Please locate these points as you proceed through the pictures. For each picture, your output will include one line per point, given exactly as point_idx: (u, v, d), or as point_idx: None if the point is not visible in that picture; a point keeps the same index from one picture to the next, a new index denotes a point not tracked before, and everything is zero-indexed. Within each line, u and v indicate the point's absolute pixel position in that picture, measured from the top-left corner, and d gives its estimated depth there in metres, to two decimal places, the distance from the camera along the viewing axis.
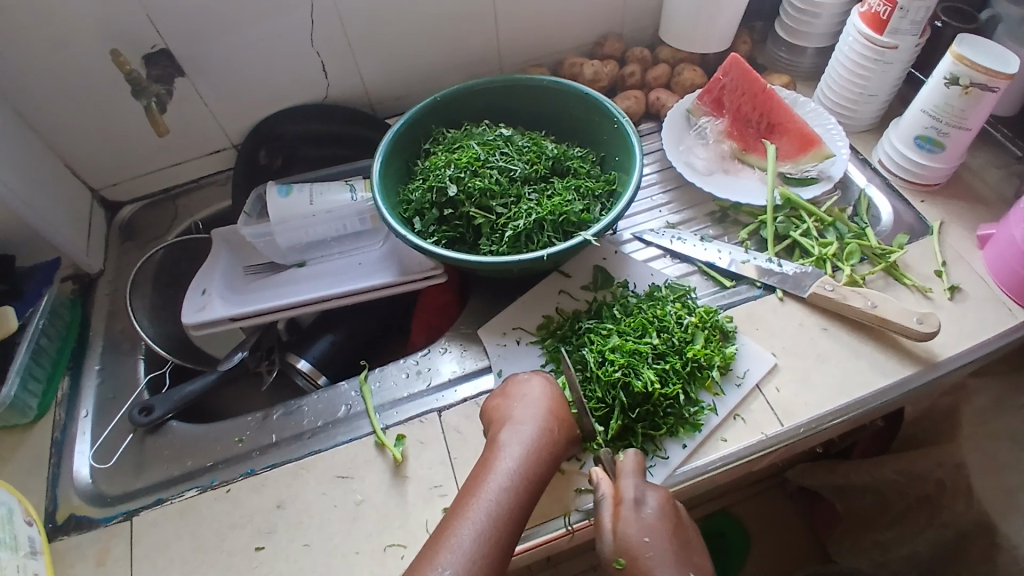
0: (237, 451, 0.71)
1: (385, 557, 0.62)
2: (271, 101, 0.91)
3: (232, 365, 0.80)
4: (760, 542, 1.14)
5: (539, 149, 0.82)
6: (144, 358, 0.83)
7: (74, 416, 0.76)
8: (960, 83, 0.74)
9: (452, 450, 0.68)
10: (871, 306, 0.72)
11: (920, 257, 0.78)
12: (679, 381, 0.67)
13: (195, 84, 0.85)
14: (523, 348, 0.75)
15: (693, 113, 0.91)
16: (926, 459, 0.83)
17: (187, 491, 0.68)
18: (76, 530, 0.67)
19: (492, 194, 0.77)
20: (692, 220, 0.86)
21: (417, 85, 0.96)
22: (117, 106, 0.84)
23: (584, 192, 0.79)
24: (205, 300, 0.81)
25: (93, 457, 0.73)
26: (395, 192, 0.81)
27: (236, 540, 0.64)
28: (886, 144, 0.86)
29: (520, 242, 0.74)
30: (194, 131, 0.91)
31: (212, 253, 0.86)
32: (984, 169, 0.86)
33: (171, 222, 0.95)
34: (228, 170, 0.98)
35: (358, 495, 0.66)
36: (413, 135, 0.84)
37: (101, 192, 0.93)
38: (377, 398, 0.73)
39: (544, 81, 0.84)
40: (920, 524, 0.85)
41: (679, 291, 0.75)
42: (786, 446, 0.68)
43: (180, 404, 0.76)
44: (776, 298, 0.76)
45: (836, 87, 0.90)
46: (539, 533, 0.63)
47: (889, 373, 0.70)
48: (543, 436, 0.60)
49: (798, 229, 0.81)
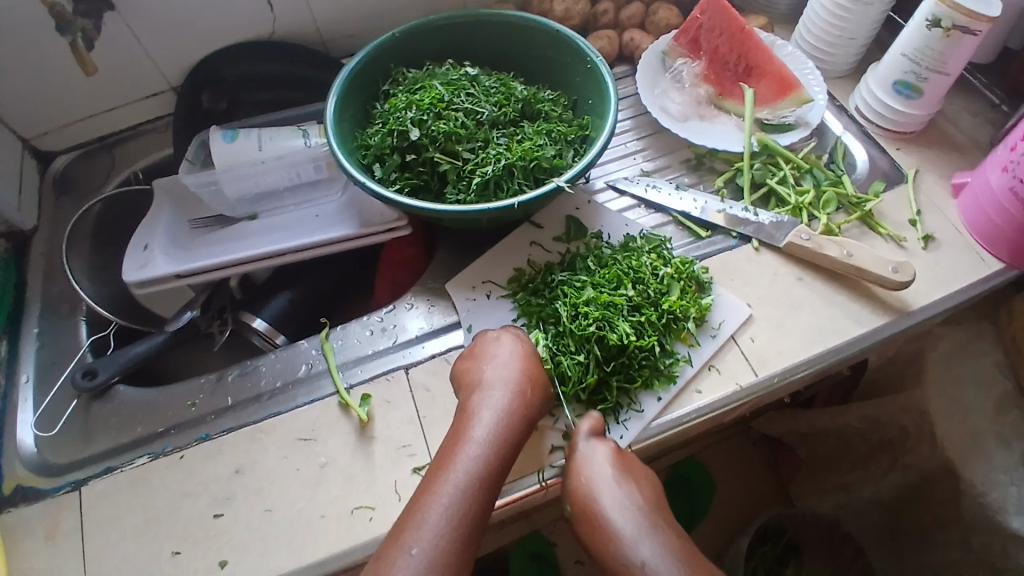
0: (191, 416, 0.67)
1: (352, 520, 0.59)
2: (213, 38, 0.83)
3: (181, 326, 0.76)
4: (725, 488, 1.16)
5: (507, 90, 0.77)
6: (85, 319, 0.78)
7: (14, 381, 0.71)
8: (941, 25, 0.71)
9: (421, 409, 0.65)
10: (847, 255, 0.70)
11: (896, 205, 0.77)
12: (654, 333, 0.65)
13: (127, 19, 0.77)
14: (494, 302, 0.71)
15: (668, 55, 0.87)
16: (890, 405, 0.83)
17: (138, 459, 0.64)
18: (24, 503, 0.62)
19: (458, 138, 0.72)
20: (666, 168, 0.83)
21: (373, 21, 0.89)
22: (39, 44, 0.75)
23: (556, 137, 0.75)
24: (148, 257, 0.75)
25: (36, 425, 0.68)
26: (352, 137, 0.75)
27: (192, 509, 0.61)
28: (863, 90, 0.84)
29: (489, 190, 0.70)
30: (129, 72, 0.82)
31: (154, 206, 0.80)
32: (959, 115, 0.85)
33: (109, 174, 0.87)
34: (170, 116, 0.90)
35: (322, 458, 0.62)
36: (371, 74, 0.78)
37: (32, 141, 0.84)
38: (340, 357, 0.70)
39: (512, 17, 0.78)
40: (883, 468, 0.87)
41: (654, 240, 0.72)
42: (760, 396, 0.67)
43: (126, 366, 0.71)
44: (752, 248, 0.74)
45: (815, 29, 0.86)
46: (514, 490, 0.61)
47: (864, 323, 0.69)
48: (516, 400, 0.57)
49: (774, 177, 0.79)
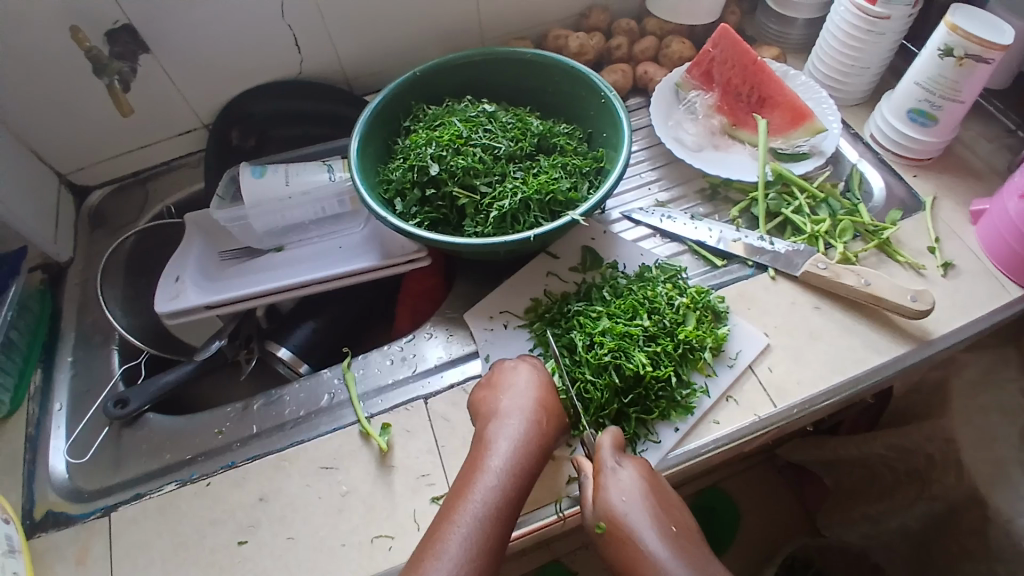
0: (217, 443, 0.69)
1: (373, 549, 0.60)
2: (243, 78, 0.87)
3: (210, 355, 0.77)
4: (749, 517, 1.14)
5: (524, 125, 0.79)
6: (117, 349, 0.80)
7: (48, 409, 0.73)
8: (954, 54, 0.72)
9: (440, 439, 0.66)
10: (864, 284, 0.70)
11: (913, 232, 0.77)
12: (670, 363, 0.65)
13: (161, 61, 0.81)
14: (511, 331, 0.73)
15: (682, 87, 0.88)
16: (915, 433, 0.83)
17: (165, 485, 0.66)
18: (54, 528, 0.64)
19: (476, 172, 0.74)
20: (682, 198, 0.84)
21: (394, 59, 0.93)
22: (79, 86, 0.80)
23: (571, 169, 0.76)
24: (179, 288, 0.78)
25: (68, 452, 0.70)
26: (374, 172, 0.78)
27: (217, 536, 0.62)
28: (878, 118, 0.85)
29: (506, 223, 0.72)
30: (162, 111, 0.86)
31: (185, 239, 0.83)
32: (976, 141, 0.85)
33: (142, 208, 0.91)
34: (200, 152, 0.94)
35: (344, 486, 0.64)
36: (392, 112, 0.81)
37: (69, 177, 0.88)
38: (361, 386, 0.71)
39: (528, 55, 0.81)
40: (909, 498, 0.85)
41: (670, 271, 0.73)
42: (779, 427, 0.67)
43: (156, 395, 0.73)
44: (768, 278, 0.75)
45: (828, 59, 0.88)
46: (532, 520, 0.61)
47: (883, 351, 0.69)
48: (532, 429, 0.58)
49: (790, 206, 0.79)
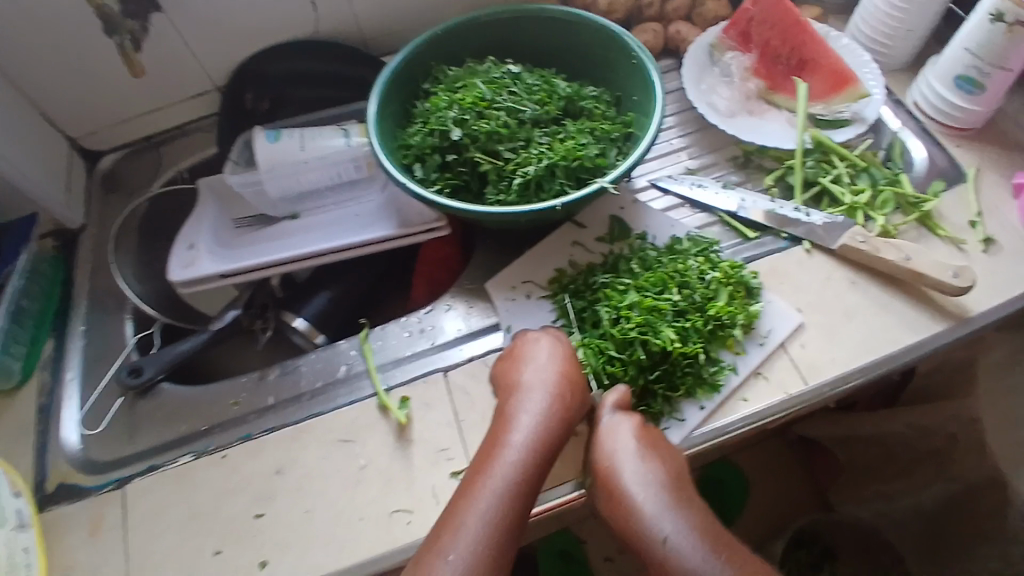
0: (234, 414, 0.67)
1: (391, 523, 0.59)
2: (257, 38, 0.84)
3: (225, 324, 0.76)
4: (762, 493, 1.12)
5: (550, 87, 0.76)
6: (131, 318, 0.79)
7: (60, 378, 0.72)
8: (1004, 19, 0.68)
9: (459, 413, 0.64)
10: (906, 259, 0.67)
11: (956, 205, 0.73)
12: (700, 340, 0.63)
13: (172, 19, 0.78)
14: (534, 302, 0.70)
15: (716, 48, 0.84)
16: (936, 413, 0.80)
17: (181, 457, 0.65)
18: (67, 500, 0.64)
19: (499, 137, 0.71)
20: (713, 166, 0.80)
21: (412, 18, 0.89)
22: (89, 44, 0.77)
23: (599, 135, 0.73)
24: (193, 256, 0.76)
25: (82, 422, 0.69)
26: (393, 136, 0.75)
27: (234, 507, 0.61)
28: (922, 85, 0.80)
29: (530, 190, 0.69)
30: (174, 71, 0.84)
31: (199, 203, 0.81)
32: (1022, 113, 0.80)
33: (154, 173, 0.89)
34: (213, 115, 0.91)
35: (361, 459, 0.62)
36: (412, 73, 0.77)
37: (81, 140, 0.86)
38: (378, 358, 0.69)
39: (556, 13, 0.77)
40: (928, 477, 0.83)
41: (702, 243, 0.70)
42: (810, 406, 0.64)
43: (170, 364, 0.72)
44: (803, 251, 0.71)
45: (871, 20, 0.82)
46: (553, 496, 0.60)
47: (921, 330, 0.66)
48: (556, 403, 0.56)
49: (828, 176, 0.75)
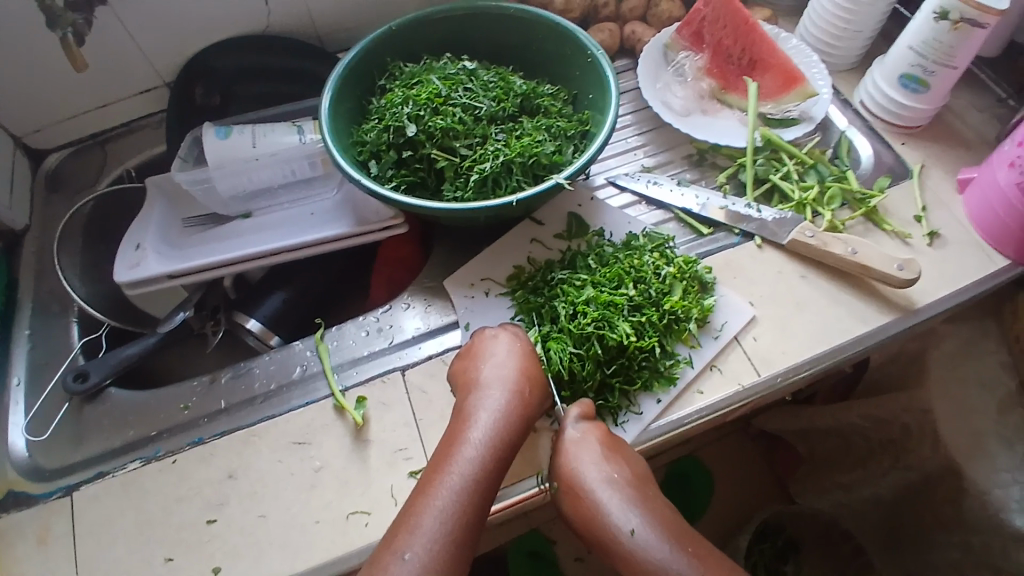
0: (184, 419, 0.65)
1: (347, 525, 0.58)
2: (206, 32, 0.81)
3: (174, 326, 0.74)
4: (725, 485, 1.15)
5: (506, 84, 0.75)
6: (77, 321, 0.77)
7: (5, 384, 0.69)
8: (949, 17, 0.70)
9: (417, 412, 0.64)
10: (852, 253, 0.69)
11: (902, 200, 0.76)
12: (655, 334, 0.64)
13: (117, 12, 0.75)
14: (492, 300, 0.70)
15: (671, 48, 0.85)
16: (891, 404, 0.82)
17: (130, 463, 0.63)
18: (15, 507, 0.61)
19: (455, 133, 0.70)
20: (668, 164, 0.81)
21: (369, 12, 0.87)
22: (26, 38, 0.74)
23: (555, 132, 0.73)
24: (139, 256, 0.74)
25: (28, 429, 0.66)
26: (347, 133, 0.73)
27: (185, 514, 0.59)
28: (869, 84, 0.82)
29: (487, 187, 0.69)
30: (120, 67, 0.81)
31: (147, 202, 0.79)
32: (967, 110, 0.84)
33: (100, 170, 0.86)
34: (163, 112, 0.88)
35: (316, 461, 0.61)
36: (367, 69, 0.76)
37: (24, 138, 0.83)
38: (335, 358, 0.68)
39: (511, 10, 0.77)
40: (884, 467, 0.86)
41: (657, 239, 0.71)
42: (763, 397, 0.66)
43: (118, 368, 0.70)
44: (755, 246, 0.73)
45: (820, 21, 0.85)
46: (513, 493, 0.60)
47: (869, 321, 0.68)
48: (515, 399, 0.56)
49: (778, 173, 0.77)
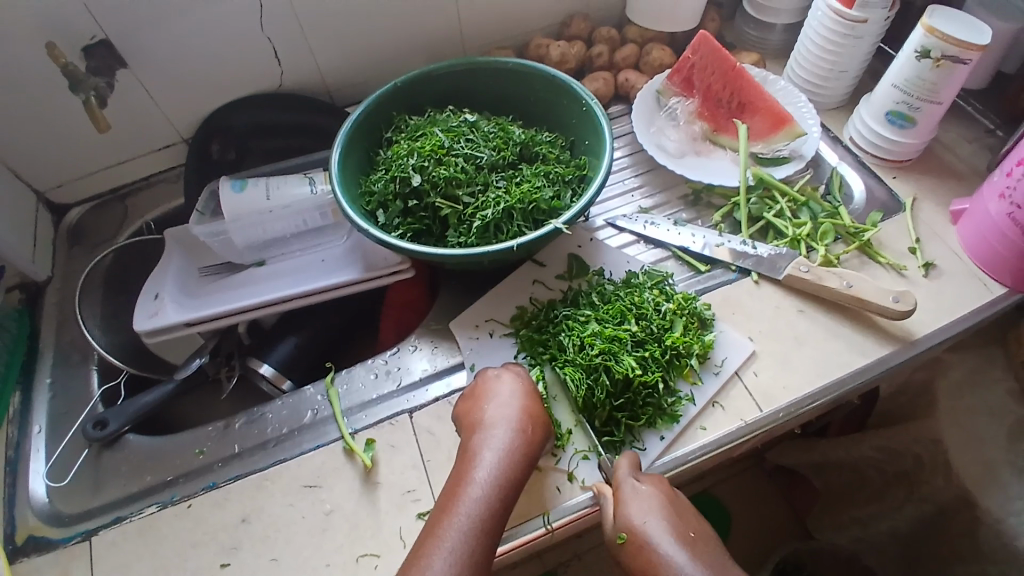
0: (199, 464, 0.67)
1: (357, 568, 0.59)
2: (222, 92, 0.86)
3: (190, 374, 0.77)
4: (742, 522, 1.14)
5: (506, 134, 0.79)
6: (97, 368, 0.79)
7: (27, 432, 0.72)
8: (931, 56, 0.72)
9: (424, 453, 0.65)
10: (847, 286, 0.70)
11: (895, 233, 0.78)
12: (658, 369, 0.65)
13: (139, 76, 0.80)
14: (496, 340, 0.72)
15: (663, 94, 0.88)
16: (903, 434, 0.82)
17: (148, 507, 0.64)
18: (36, 553, 0.63)
19: (458, 182, 0.73)
20: (665, 204, 0.84)
21: (376, 68, 0.92)
22: (54, 102, 0.78)
23: (554, 178, 0.76)
24: (158, 305, 0.77)
25: (48, 475, 0.69)
26: (356, 184, 0.77)
27: (199, 559, 0.61)
28: (857, 120, 0.85)
29: (489, 233, 0.71)
30: (141, 126, 0.86)
31: (164, 254, 0.82)
32: (957, 142, 0.86)
33: (121, 224, 0.90)
34: (180, 166, 0.93)
35: (327, 505, 0.63)
36: (374, 123, 0.80)
37: (47, 194, 0.87)
38: (345, 401, 0.70)
39: (508, 64, 0.81)
40: (900, 499, 0.85)
41: (656, 277, 0.73)
42: (767, 433, 0.67)
43: (137, 416, 0.72)
44: (752, 282, 0.75)
45: (806, 63, 0.88)
46: (520, 534, 0.60)
47: (869, 353, 0.69)
48: (518, 438, 0.57)
49: (771, 210, 0.80)
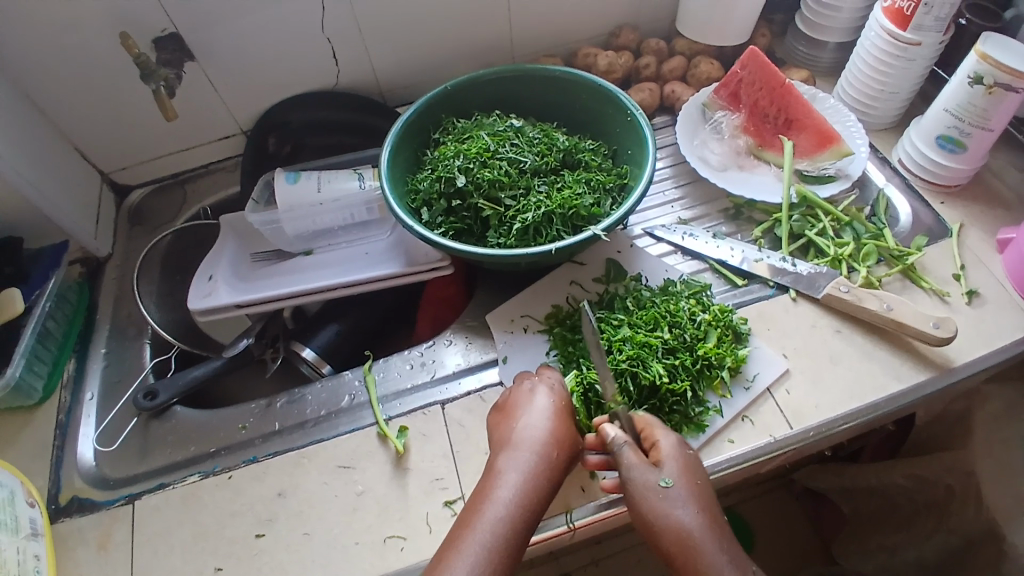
0: (240, 438, 0.71)
1: (385, 549, 0.62)
2: (281, 87, 0.90)
3: (237, 352, 0.80)
4: (765, 542, 1.13)
5: (550, 140, 0.81)
6: (150, 343, 0.83)
7: (80, 398, 0.76)
8: (983, 82, 0.72)
9: (455, 444, 0.67)
10: (887, 309, 0.70)
11: (939, 259, 0.77)
12: (687, 378, 0.66)
13: (205, 69, 0.84)
14: (530, 336, 0.74)
15: (709, 107, 0.89)
16: (936, 464, 0.81)
17: (188, 476, 0.68)
18: (79, 513, 0.67)
19: (501, 185, 0.75)
20: (705, 217, 0.84)
21: (427, 71, 0.95)
22: (125, 89, 0.84)
23: (595, 185, 0.78)
24: (211, 287, 0.81)
25: (96, 440, 0.73)
26: (403, 182, 0.80)
27: (236, 528, 0.64)
28: (906, 144, 0.84)
29: (528, 235, 0.73)
30: (204, 117, 0.90)
31: (219, 239, 0.86)
32: (1007, 170, 0.84)
33: (179, 208, 0.95)
34: (237, 156, 0.97)
35: (359, 486, 0.65)
36: (423, 124, 0.83)
37: (111, 175, 0.93)
38: (381, 389, 0.73)
39: (557, 72, 0.83)
40: (927, 529, 0.83)
41: (694, 286, 0.74)
42: (795, 450, 0.67)
43: (185, 389, 0.76)
44: (789, 299, 0.75)
45: (856, 82, 0.88)
46: (544, 529, 0.62)
47: (903, 378, 0.68)
48: (543, 460, 0.58)
49: (814, 228, 0.79)
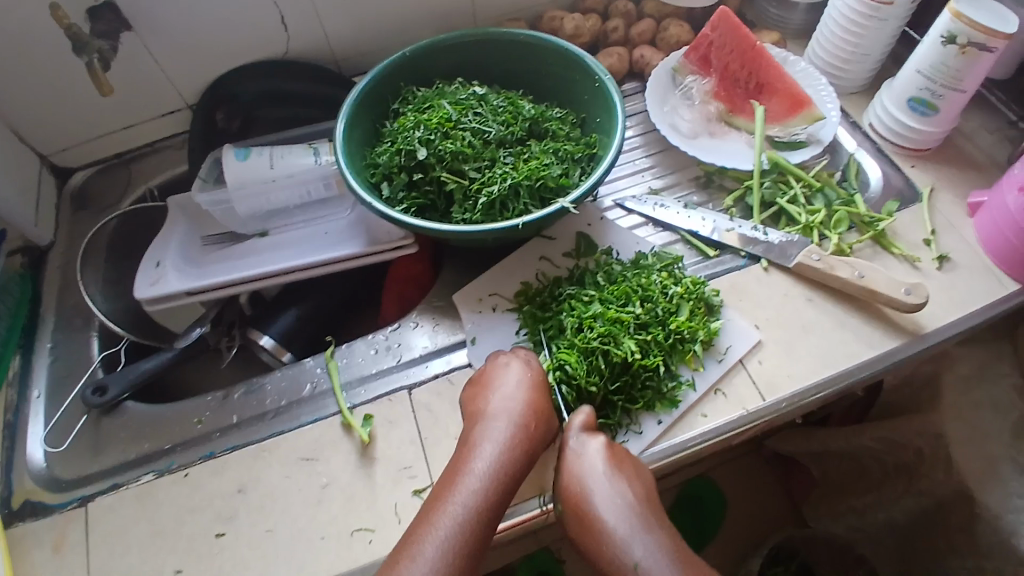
0: (197, 433, 0.67)
1: (352, 541, 0.59)
2: (228, 58, 0.84)
3: (191, 342, 0.76)
4: (738, 507, 1.14)
5: (515, 109, 0.77)
6: (98, 335, 0.79)
7: (26, 396, 0.72)
8: (957, 42, 0.70)
9: (423, 430, 0.65)
10: (859, 276, 0.69)
11: (910, 224, 0.76)
12: (660, 353, 0.64)
13: (143, 39, 0.78)
14: (499, 315, 0.72)
15: (678, 72, 0.86)
16: (905, 427, 0.81)
17: (144, 475, 0.65)
18: (33, 516, 0.63)
19: (464, 157, 0.72)
20: (675, 186, 0.82)
21: (385, 37, 0.90)
22: (57, 63, 0.77)
23: (562, 156, 0.74)
24: (159, 273, 0.76)
25: (46, 440, 0.69)
26: (361, 156, 0.75)
27: (195, 526, 0.61)
28: (878, 107, 0.83)
29: (494, 209, 0.70)
30: (147, 91, 0.84)
31: (168, 221, 0.82)
32: (976, 132, 0.83)
33: (125, 188, 0.89)
34: (185, 133, 0.91)
35: (324, 478, 0.63)
36: (380, 94, 0.78)
37: (50, 157, 0.86)
38: (344, 375, 0.70)
39: (521, 36, 0.79)
40: (898, 492, 0.85)
41: (666, 259, 0.72)
42: (768, 422, 0.66)
43: (136, 381, 0.72)
44: (761, 269, 0.74)
45: (827, 45, 0.85)
46: (518, 513, 0.60)
47: (876, 345, 0.68)
48: (519, 432, 0.57)
49: (785, 196, 0.78)
